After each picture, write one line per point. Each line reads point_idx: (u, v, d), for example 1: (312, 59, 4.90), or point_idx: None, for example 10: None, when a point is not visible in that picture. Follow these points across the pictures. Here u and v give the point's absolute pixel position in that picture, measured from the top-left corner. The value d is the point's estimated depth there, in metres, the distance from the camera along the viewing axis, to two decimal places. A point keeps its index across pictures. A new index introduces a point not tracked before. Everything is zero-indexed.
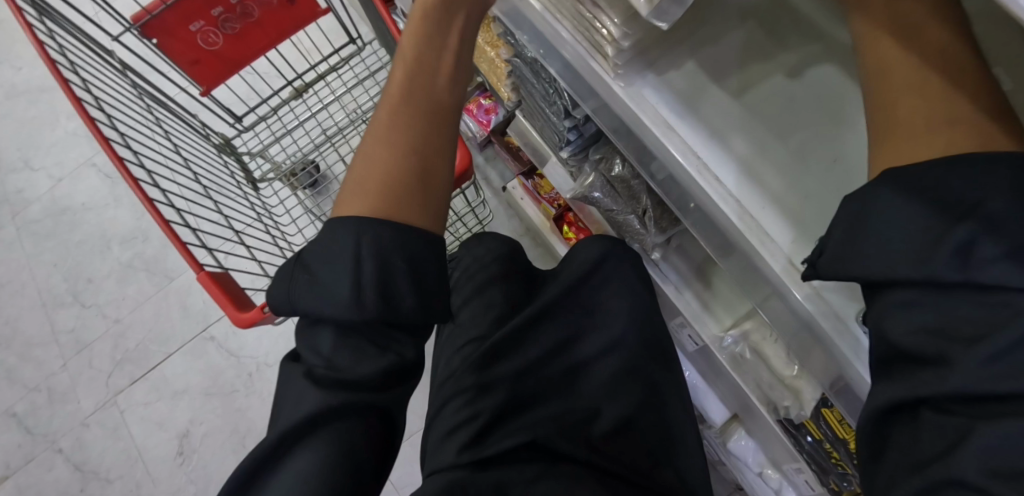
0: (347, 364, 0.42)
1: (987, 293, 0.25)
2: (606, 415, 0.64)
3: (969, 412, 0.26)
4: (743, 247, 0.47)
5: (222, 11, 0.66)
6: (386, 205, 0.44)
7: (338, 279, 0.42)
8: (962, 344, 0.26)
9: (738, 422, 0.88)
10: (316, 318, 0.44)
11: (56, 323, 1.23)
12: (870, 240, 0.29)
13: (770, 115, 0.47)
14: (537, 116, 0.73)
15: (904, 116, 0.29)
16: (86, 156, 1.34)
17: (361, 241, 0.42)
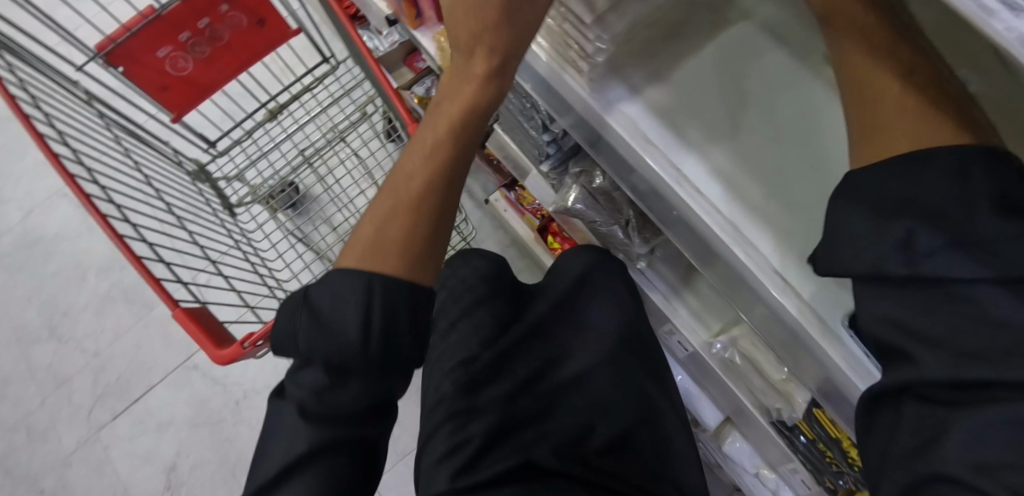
0: (337, 393, 0.41)
1: (940, 288, 0.26)
2: (601, 431, 0.62)
3: (949, 401, 0.26)
4: (726, 260, 0.44)
5: (190, 36, 0.68)
6: (406, 261, 0.43)
7: (345, 317, 0.40)
8: (928, 342, 0.27)
9: (731, 424, 0.89)
10: (314, 356, 0.41)
11: (34, 360, 1.22)
12: (843, 251, 0.29)
13: (767, 138, 0.44)
14: (514, 128, 0.70)
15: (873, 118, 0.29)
16: (52, 189, 1.31)
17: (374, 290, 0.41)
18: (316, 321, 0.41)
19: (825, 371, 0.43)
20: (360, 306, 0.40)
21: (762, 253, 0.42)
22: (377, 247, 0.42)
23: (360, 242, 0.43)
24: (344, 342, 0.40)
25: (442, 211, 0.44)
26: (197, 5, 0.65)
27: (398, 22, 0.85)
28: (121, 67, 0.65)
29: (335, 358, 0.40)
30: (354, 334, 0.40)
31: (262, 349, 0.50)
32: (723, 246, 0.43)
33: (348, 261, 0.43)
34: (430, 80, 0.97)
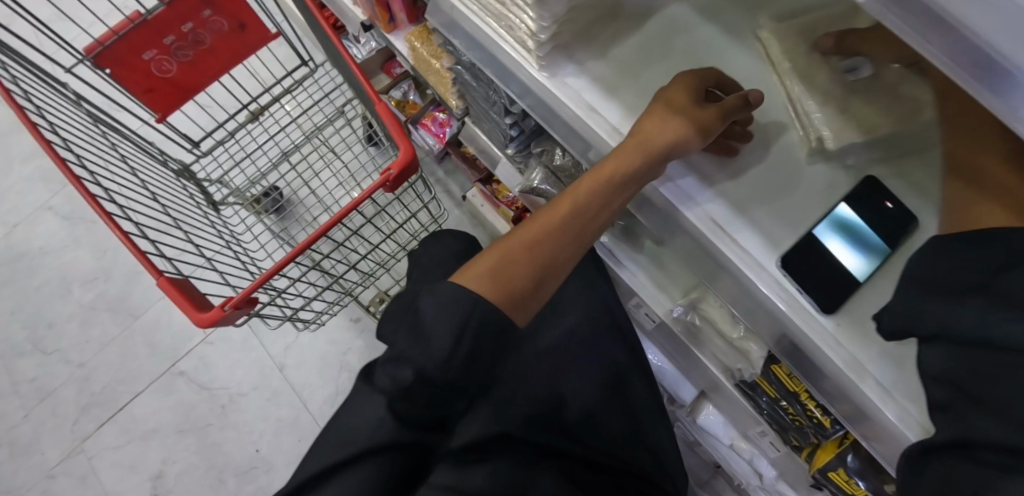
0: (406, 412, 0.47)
1: (993, 352, 0.28)
2: (574, 403, 0.66)
3: (1000, 461, 0.27)
4: (672, 217, 0.48)
5: (174, 39, 0.72)
6: (513, 295, 0.42)
7: (436, 335, 0.39)
8: (992, 408, 0.28)
9: (706, 398, 0.92)
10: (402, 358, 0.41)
11: (16, 373, 1.22)
12: (933, 284, 0.32)
13: (779, 170, 0.46)
14: (483, 119, 0.75)
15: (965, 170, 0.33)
16: (36, 203, 1.33)
17: (470, 322, 0.39)
18: (417, 329, 0.40)
19: (780, 324, 0.46)
20: (456, 324, 0.39)
21: (739, 243, 0.44)
22: (498, 275, 0.42)
23: (477, 268, 0.42)
24: (432, 359, 0.40)
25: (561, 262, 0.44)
26: (181, 11, 0.69)
27: (374, 28, 0.90)
28: (109, 69, 0.69)
29: (423, 367, 0.40)
30: (445, 347, 0.39)
31: (241, 317, 0.53)
32: (666, 203, 0.48)
33: (465, 277, 0.42)
34: (406, 85, 1.04)
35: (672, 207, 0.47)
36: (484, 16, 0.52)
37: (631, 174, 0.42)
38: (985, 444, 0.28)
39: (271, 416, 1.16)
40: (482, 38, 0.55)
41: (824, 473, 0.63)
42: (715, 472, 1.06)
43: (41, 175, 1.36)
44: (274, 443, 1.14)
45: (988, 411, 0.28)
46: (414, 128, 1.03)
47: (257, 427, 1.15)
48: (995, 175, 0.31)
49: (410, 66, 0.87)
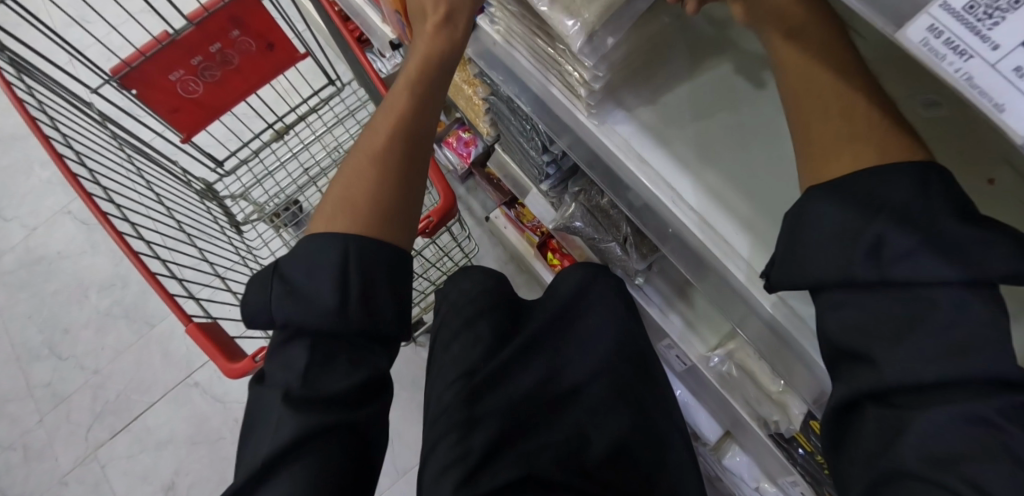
0: (320, 380, 0.41)
1: (911, 288, 0.27)
2: (598, 443, 0.62)
3: (906, 402, 0.28)
4: (720, 272, 0.45)
5: (202, 60, 0.70)
6: (383, 223, 0.44)
7: (320, 287, 0.42)
8: (886, 341, 0.28)
9: (731, 438, 0.89)
10: (295, 331, 0.42)
11: (31, 377, 1.22)
12: (805, 248, 0.31)
13: (740, 120, 0.45)
14: (515, 150, 0.73)
15: (821, 135, 0.31)
16: (56, 207, 1.33)
17: (348, 251, 0.43)
18: (291, 292, 0.43)
19: (817, 374, 0.44)
20: (337, 264, 0.42)
21: (677, 192, 0.45)
22: (345, 209, 0.44)
23: (333, 211, 0.44)
24: (322, 313, 0.41)
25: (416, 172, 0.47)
26: (209, 31, 0.67)
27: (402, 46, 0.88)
28: (135, 89, 0.67)
29: (315, 322, 0.41)
30: (331, 299, 0.42)
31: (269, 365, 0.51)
32: (711, 256, 0.44)
33: (317, 231, 0.44)
34: None
35: (723, 268, 0.43)
36: (536, 63, 0.49)
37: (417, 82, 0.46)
38: (890, 389, 0.28)
39: None
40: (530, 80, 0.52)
41: None
42: None
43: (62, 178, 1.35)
44: None
45: (903, 348, 0.27)
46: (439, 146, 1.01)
47: None
48: (855, 130, 0.30)
49: None
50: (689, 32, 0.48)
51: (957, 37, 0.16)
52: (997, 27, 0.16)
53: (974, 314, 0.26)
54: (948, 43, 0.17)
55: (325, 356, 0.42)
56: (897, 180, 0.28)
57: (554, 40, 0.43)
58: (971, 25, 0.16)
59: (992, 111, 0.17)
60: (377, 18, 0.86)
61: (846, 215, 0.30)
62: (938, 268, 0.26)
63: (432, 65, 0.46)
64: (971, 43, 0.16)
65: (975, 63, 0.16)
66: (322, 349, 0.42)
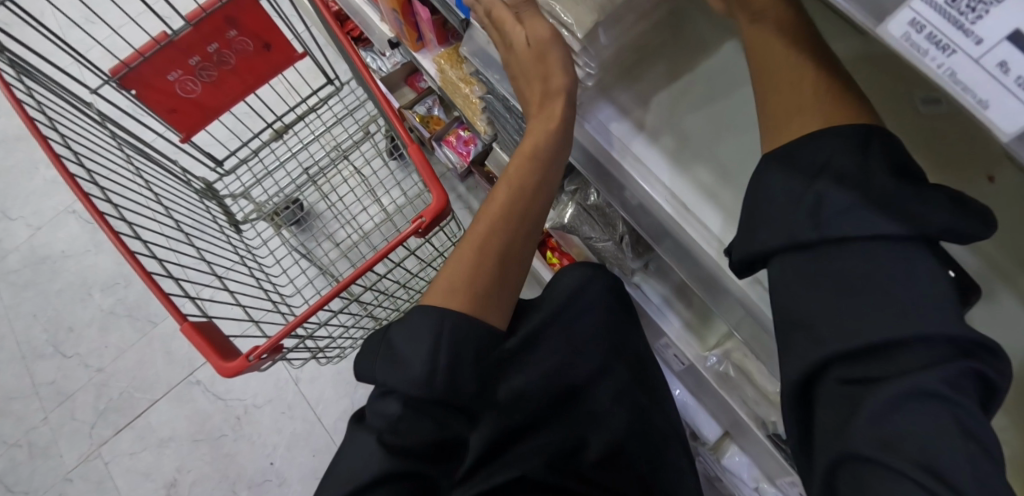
0: (405, 428, 0.41)
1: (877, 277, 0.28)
2: (595, 443, 0.63)
3: (867, 376, 0.28)
4: (711, 269, 0.45)
5: (199, 60, 0.70)
6: (482, 301, 0.46)
7: (416, 355, 0.42)
8: (884, 331, 0.28)
9: (730, 438, 0.89)
10: (389, 389, 0.42)
11: (36, 375, 1.23)
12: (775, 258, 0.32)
13: (737, 115, 0.45)
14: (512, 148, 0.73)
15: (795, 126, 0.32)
16: (61, 206, 1.34)
17: (444, 328, 0.43)
18: (392, 358, 0.43)
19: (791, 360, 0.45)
20: (431, 341, 0.43)
21: (666, 186, 0.44)
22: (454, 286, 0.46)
23: (438, 288, 0.47)
24: (409, 383, 0.41)
25: (515, 252, 0.49)
26: (206, 32, 0.67)
27: (400, 45, 0.88)
28: (133, 90, 0.68)
29: (412, 392, 0.41)
30: (423, 368, 0.42)
31: (264, 363, 0.51)
32: (699, 249, 0.44)
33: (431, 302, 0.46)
34: (430, 100, 1.03)
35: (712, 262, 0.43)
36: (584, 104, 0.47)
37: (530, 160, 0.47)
38: (847, 358, 0.29)
39: (285, 430, 1.15)
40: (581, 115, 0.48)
41: None
42: None
43: None
44: (288, 456, 1.14)
45: (847, 343, 0.29)
46: (438, 145, 1.00)
47: (271, 439, 1.15)
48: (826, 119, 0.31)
49: (436, 84, 0.85)
50: (679, 24, 0.48)
51: (941, 32, 0.16)
52: (980, 22, 0.15)
53: (943, 312, 0.27)
54: (930, 38, 0.16)
55: (412, 417, 0.41)
56: (875, 181, 0.28)
57: (549, 39, 0.43)
58: (953, 18, 0.15)
59: (977, 108, 0.17)
60: (375, 16, 0.86)
61: (802, 211, 0.30)
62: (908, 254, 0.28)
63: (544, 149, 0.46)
64: (953, 38, 0.16)
65: (958, 58, 0.16)
66: (412, 404, 0.41)
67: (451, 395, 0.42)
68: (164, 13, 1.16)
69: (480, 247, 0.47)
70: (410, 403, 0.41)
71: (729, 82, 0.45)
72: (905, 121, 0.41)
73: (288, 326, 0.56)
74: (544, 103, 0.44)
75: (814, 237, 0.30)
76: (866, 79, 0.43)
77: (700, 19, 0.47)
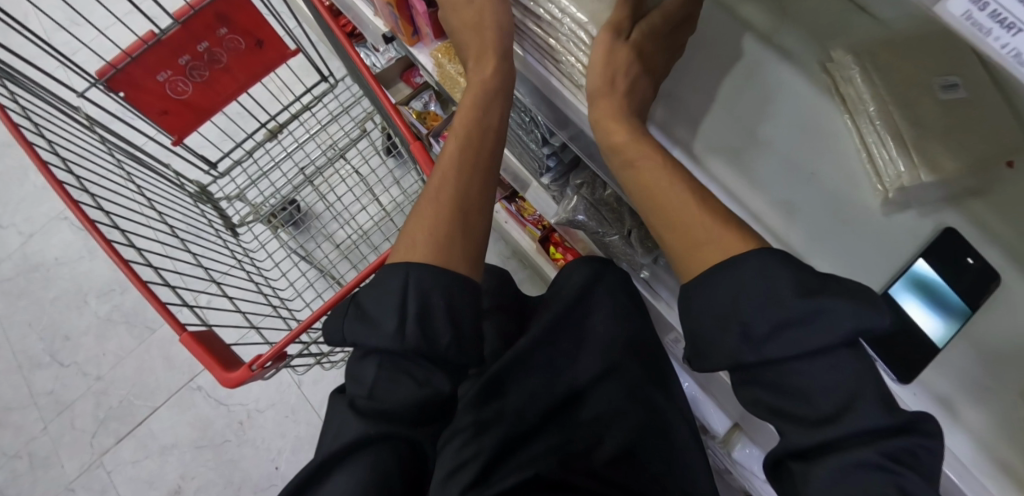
0: (383, 392, 0.42)
1: (805, 337, 0.32)
2: (607, 441, 0.61)
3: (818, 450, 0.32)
4: None
5: (189, 59, 0.68)
6: (445, 252, 0.45)
7: (385, 315, 0.43)
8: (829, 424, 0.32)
9: (740, 430, 0.87)
10: (365, 351, 0.44)
11: (34, 385, 1.21)
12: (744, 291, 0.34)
13: (747, 107, 0.46)
14: (513, 143, 0.69)
15: (692, 221, 0.37)
16: (52, 213, 1.31)
17: (408, 281, 0.43)
18: (364, 319, 0.44)
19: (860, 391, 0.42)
20: (399, 294, 0.43)
21: None
22: (417, 242, 0.45)
23: (402, 245, 0.47)
24: (383, 339, 0.42)
25: (477, 201, 0.48)
26: (196, 29, 0.65)
27: (394, 40, 0.86)
28: (122, 92, 0.66)
29: (387, 348, 0.42)
30: (393, 326, 0.42)
31: (269, 371, 0.49)
32: None
33: (396, 260, 0.46)
34: (427, 95, 1.01)
35: None
36: (542, 57, 0.48)
37: (477, 109, 0.49)
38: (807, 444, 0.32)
39: (289, 433, 1.14)
40: (524, 69, 0.50)
41: None
42: None
43: None
44: (293, 459, 1.13)
45: (799, 424, 0.33)
46: (436, 141, 0.97)
47: (276, 444, 1.14)
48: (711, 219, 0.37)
49: (433, 80, 0.84)
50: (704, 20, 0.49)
51: (1008, 9, 0.15)
52: None
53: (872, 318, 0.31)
54: (994, 17, 0.15)
55: (394, 384, 0.42)
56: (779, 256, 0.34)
57: (556, 29, 0.42)
58: None
59: None
60: (368, 11, 0.84)
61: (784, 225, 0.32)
62: (842, 321, 0.31)
63: (486, 95, 0.49)
64: (1021, 14, 0.15)
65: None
66: (388, 367, 0.42)
67: (426, 357, 0.42)
68: (151, 13, 1.13)
69: (437, 197, 0.47)
70: (385, 363, 0.42)
71: (737, 78, 0.47)
72: (921, 110, 0.41)
73: (291, 334, 0.55)
74: (482, 51, 0.48)
75: (765, 289, 0.33)
76: (890, 64, 0.42)
77: (720, 24, 0.49)
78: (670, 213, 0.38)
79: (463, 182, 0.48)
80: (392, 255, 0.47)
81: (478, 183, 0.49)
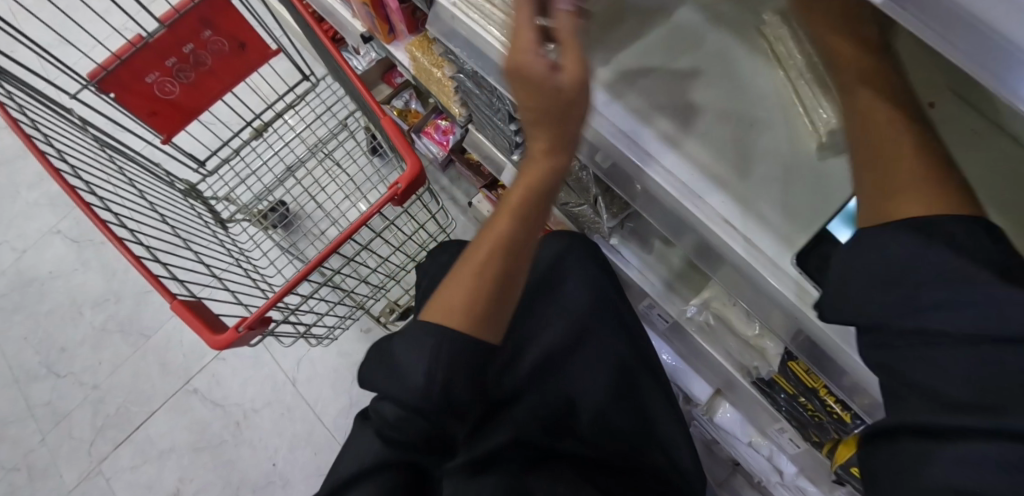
0: (399, 416, 0.46)
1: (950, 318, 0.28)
2: (583, 407, 0.66)
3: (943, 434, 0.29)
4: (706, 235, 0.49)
5: (176, 61, 0.72)
6: (476, 322, 0.44)
7: (412, 368, 0.44)
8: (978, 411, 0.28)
9: (721, 396, 0.93)
10: (388, 392, 0.47)
11: (32, 398, 1.22)
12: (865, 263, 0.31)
13: (687, 73, 0.51)
14: (485, 126, 0.74)
15: (900, 176, 0.30)
16: (45, 227, 1.33)
17: (438, 350, 0.43)
18: (397, 363, 0.45)
19: (793, 318, 0.47)
20: (427, 361, 0.43)
21: (658, 160, 0.49)
22: (452, 307, 0.44)
23: (436, 301, 0.45)
24: (409, 393, 0.44)
25: (516, 270, 0.46)
26: (182, 33, 0.69)
27: (373, 40, 0.90)
28: (114, 94, 0.70)
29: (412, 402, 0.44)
30: (420, 382, 0.43)
31: (255, 335, 0.53)
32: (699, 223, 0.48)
33: (429, 317, 0.45)
34: (408, 94, 1.05)
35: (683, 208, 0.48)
36: (495, 31, 0.51)
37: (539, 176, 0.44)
38: (932, 425, 0.30)
39: (286, 431, 1.16)
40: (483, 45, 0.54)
41: (846, 468, 0.63)
42: (729, 468, 1.08)
43: (48, 199, 1.36)
44: (291, 457, 1.15)
45: (926, 400, 0.30)
46: (417, 137, 1.01)
47: (272, 442, 1.16)
48: (922, 183, 0.29)
49: (410, 76, 0.88)
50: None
51: None
52: None
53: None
54: None
55: (412, 414, 0.45)
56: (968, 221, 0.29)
57: None
58: None
59: None
60: (347, 13, 0.88)
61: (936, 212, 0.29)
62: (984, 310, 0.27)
63: (551, 165, 0.43)
64: None
65: None
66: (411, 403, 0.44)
67: (449, 399, 0.44)
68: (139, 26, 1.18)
69: (478, 264, 0.44)
70: (405, 406, 0.45)
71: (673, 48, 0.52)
72: None
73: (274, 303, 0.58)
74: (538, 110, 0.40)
75: (903, 265, 0.30)
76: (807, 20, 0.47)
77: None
78: (870, 171, 0.31)
79: (509, 249, 0.45)
80: (425, 308, 0.46)
81: (523, 247, 0.46)
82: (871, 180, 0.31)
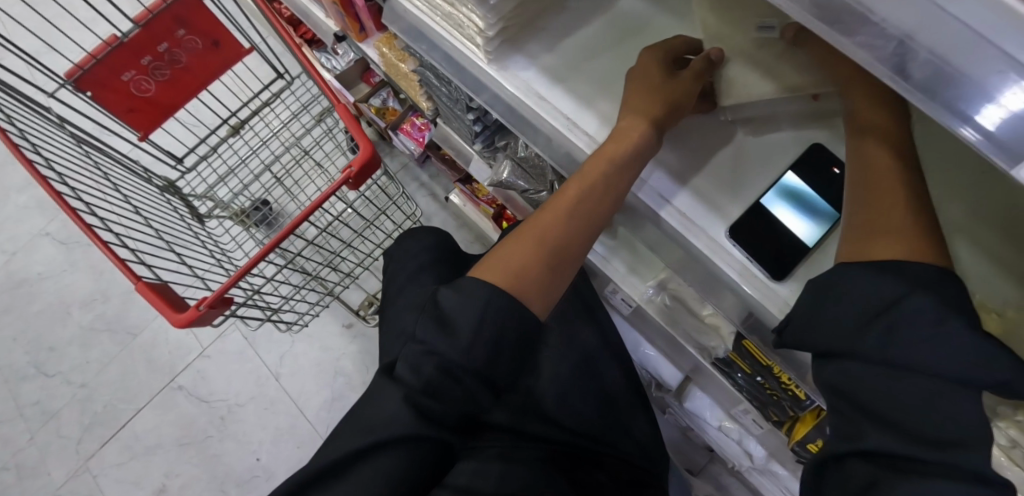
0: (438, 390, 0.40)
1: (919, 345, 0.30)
2: (549, 393, 0.70)
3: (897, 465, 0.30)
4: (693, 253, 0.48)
5: (151, 60, 0.75)
6: (528, 284, 0.44)
7: (461, 322, 0.40)
8: (930, 445, 0.29)
9: (691, 382, 0.94)
10: (429, 351, 0.40)
11: (21, 398, 1.24)
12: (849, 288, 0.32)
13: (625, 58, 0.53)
14: (450, 118, 0.76)
15: (898, 217, 0.33)
16: (35, 230, 1.36)
17: (485, 315, 0.40)
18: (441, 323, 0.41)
19: (741, 298, 0.47)
20: (475, 317, 0.40)
21: (654, 187, 0.48)
22: (508, 265, 0.44)
23: (495, 259, 0.45)
24: (454, 356, 0.40)
25: (574, 244, 0.46)
26: (156, 32, 0.72)
27: (346, 38, 0.93)
28: (90, 92, 0.72)
29: (451, 362, 0.40)
30: (466, 336, 0.40)
31: (217, 315, 0.55)
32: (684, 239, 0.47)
33: (483, 274, 0.44)
34: (385, 93, 1.07)
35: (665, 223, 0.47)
36: (440, 20, 0.53)
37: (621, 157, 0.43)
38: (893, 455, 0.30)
39: (270, 425, 1.18)
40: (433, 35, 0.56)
41: (805, 445, 0.65)
42: (706, 454, 1.10)
43: (37, 202, 1.38)
44: (275, 451, 1.16)
45: (894, 433, 0.30)
46: (394, 134, 1.05)
47: (257, 436, 1.17)
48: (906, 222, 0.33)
49: (382, 72, 0.90)
50: None
51: None
52: None
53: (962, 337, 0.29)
54: None
55: (450, 385, 0.40)
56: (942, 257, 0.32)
57: None
58: None
59: None
60: (320, 13, 0.91)
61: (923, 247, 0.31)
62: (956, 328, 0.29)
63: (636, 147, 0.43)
64: None
65: None
66: (449, 374, 0.40)
67: (485, 376, 0.41)
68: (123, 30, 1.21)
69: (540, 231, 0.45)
70: (445, 368, 0.40)
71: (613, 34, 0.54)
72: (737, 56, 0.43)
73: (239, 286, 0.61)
74: (650, 84, 0.44)
75: (898, 282, 0.31)
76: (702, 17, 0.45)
77: None
78: (873, 205, 0.34)
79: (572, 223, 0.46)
80: (477, 267, 0.46)
81: (583, 226, 0.46)
82: (871, 208, 0.34)
